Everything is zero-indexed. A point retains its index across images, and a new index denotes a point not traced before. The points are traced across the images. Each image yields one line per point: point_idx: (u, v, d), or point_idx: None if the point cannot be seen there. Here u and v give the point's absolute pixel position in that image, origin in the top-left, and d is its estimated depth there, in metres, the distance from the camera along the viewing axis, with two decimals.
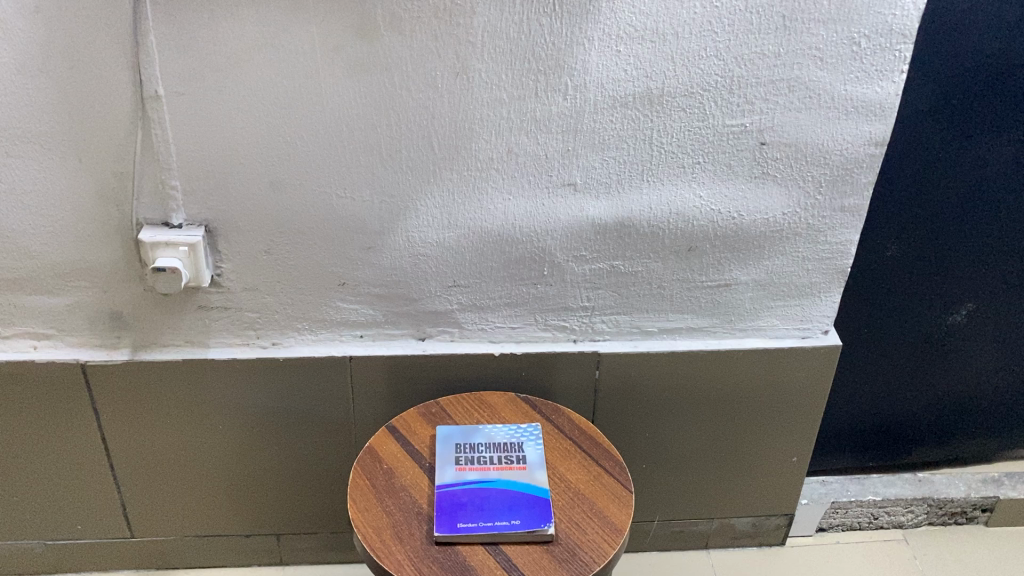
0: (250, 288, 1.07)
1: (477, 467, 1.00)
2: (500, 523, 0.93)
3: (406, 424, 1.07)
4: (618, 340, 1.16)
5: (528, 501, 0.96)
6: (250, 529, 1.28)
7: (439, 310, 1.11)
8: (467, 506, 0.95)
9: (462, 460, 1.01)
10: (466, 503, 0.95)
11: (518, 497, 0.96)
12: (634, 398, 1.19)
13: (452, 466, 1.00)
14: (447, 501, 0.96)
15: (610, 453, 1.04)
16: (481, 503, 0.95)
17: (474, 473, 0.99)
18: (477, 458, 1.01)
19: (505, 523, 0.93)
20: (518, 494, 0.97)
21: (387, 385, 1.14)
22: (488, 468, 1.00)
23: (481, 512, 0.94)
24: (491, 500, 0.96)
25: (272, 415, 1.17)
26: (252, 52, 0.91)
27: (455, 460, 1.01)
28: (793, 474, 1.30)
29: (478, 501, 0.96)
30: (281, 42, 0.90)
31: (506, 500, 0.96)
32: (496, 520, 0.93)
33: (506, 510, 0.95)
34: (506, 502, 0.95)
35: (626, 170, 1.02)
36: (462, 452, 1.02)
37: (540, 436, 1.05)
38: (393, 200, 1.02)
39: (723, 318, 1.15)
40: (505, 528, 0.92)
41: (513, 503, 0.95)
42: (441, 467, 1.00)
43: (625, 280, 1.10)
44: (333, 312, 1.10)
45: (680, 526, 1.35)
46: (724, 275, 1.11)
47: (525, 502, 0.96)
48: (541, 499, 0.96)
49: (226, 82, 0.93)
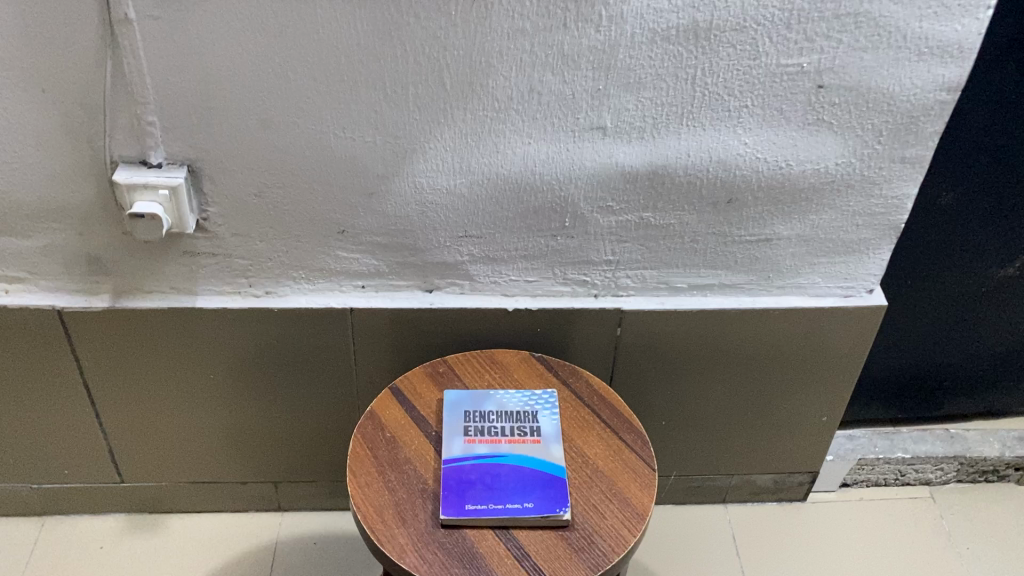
0: (240, 234, 0.97)
1: (488, 439, 0.92)
2: (512, 506, 0.85)
3: (410, 385, 0.98)
4: (643, 297, 1.06)
5: (543, 480, 0.88)
6: (246, 476, 1.22)
7: (448, 262, 1.01)
8: (476, 484, 0.87)
9: (471, 431, 0.92)
10: (475, 482, 0.88)
11: (532, 475, 0.88)
12: (657, 356, 1.10)
13: (459, 438, 0.92)
14: (454, 478, 0.88)
15: (632, 424, 0.96)
16: (492, 481, 0.88)
17: (483, 447, 0.91)
18: (487, 429, 0.93)
19: (517, 506, 0.85)
20: (532, 472, 0.89)
21: (390, 338, 1.05)
22: (500, 441, 0.92)
23: (491, 492, 0.87)
24: (503, 478, 0.88)
25: (268, 364, 1.09)
26: None
27: (463, 431, 0.92)
28: (822, 434, 1.23)
29: (488, 478, 0.88)
30: None
31: (519, 479, 0.88)
32: (507, 502, 0.86)
33: (518, 490, 0.87)
34: (519, 482, 0.88)
35: (663, 112, 0.90)
36: (471, 422, 0.93)
37: (556, 404, 0.96)
38: (398, 142, 0.90)
39: (760, 275, 1.05)
40: (517, 512, 0.85)
41: (526, 483, 0.88)
42: (449, 439, 0.92)
43: (655, 233, 1.00)
44: (331, 261, 1.00)
45: (698, 481, 1.29)
46: (766, 229, 1.01)
47: (539, 482, 0.88)
48: (556, 478, 0.88)
49: (207, 6, 0.80)
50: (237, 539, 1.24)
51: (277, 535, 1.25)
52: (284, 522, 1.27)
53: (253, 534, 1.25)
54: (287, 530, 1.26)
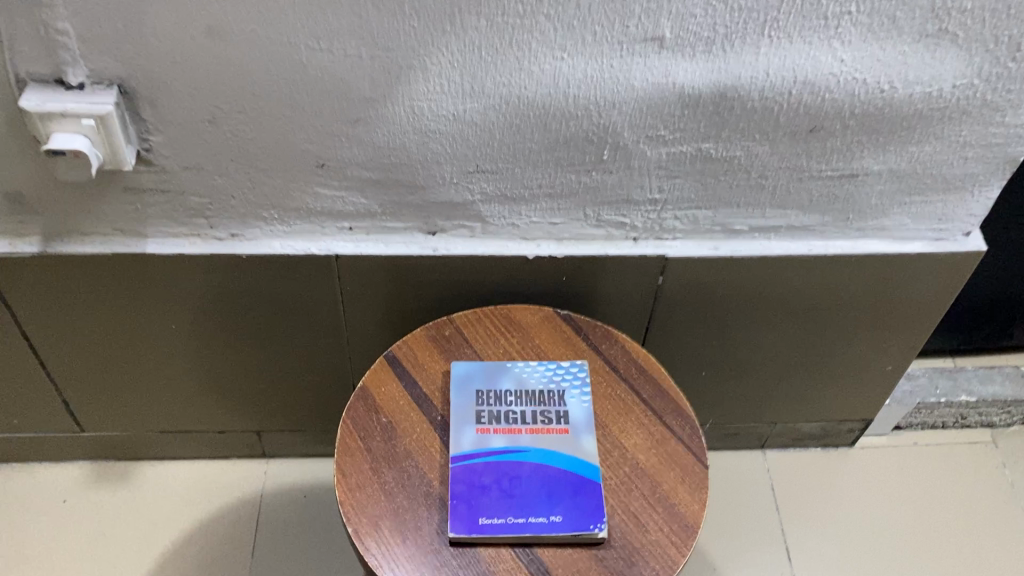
0: (194, 169, 0.77)
1: (505, 430, 0.75)
2: (535, 521, 0.70)
3: (410, 354, 0.81)
4: (692, 241, 0.87)
5: (572, 485, 0.73)
6: (225, 425, 1.07)
7: (455, 201, 0.81)
8: (491, 490, 0.72)
9: (485, 419, 0.76)
10: (490, 487, 0.72)
11: (559, 479, 0.73)
12: (703, 305, 0.93)
13: (471, 428, 0.75)
14: (465, 481, 0.72)
15: (678, 404, 0.79)
16: (511, 487, 0.72)
17: (500, 440, 0.75)
18: (505, 415, 0.76)
19: (541, 521, 0.70)
20: (559, 474, 0.73)
21: (386, 286, 0.88)
22: (520, 432, 0.75)
23: (509, 500, 0.71)
24: (523, 483, 0.72)
25: (240, 312, 0.91)
26: None
27: (474, 418, 0.76)
28: (883, 382, 1.07)
29: (506, 483, 0.72)
30: None
31: (543, 484, 0.73)
32: (529, 516, 0.71)
33: (543, 499, 0.72)
34: (544, 488, 0.72)
35: (739, 19, 0.68)
36: (484, 407, 0.77)
37: (587, 382, 0.79)
38: (391, 56, 0.69)
39: (838, 215, 0.86)
40: (541, 530, 0.70)
41: (553, 490, 0.72)
42: (458, 429, 0.75)
43: (715, 167, 0.80)
44: (310, 200, 0.81)
45: (735, 428, 1.14)
46: (852, 163, 0.80)
47: (568, 489, 0.72)
48: (589, 482, 0.73)
49: None
50: (218, 491, 1.11)
51: (262, 486, 1.11)
52: (270, 470, 1.13)
53: (236, 485, 1.11)
54: (273, 480, 1.12)
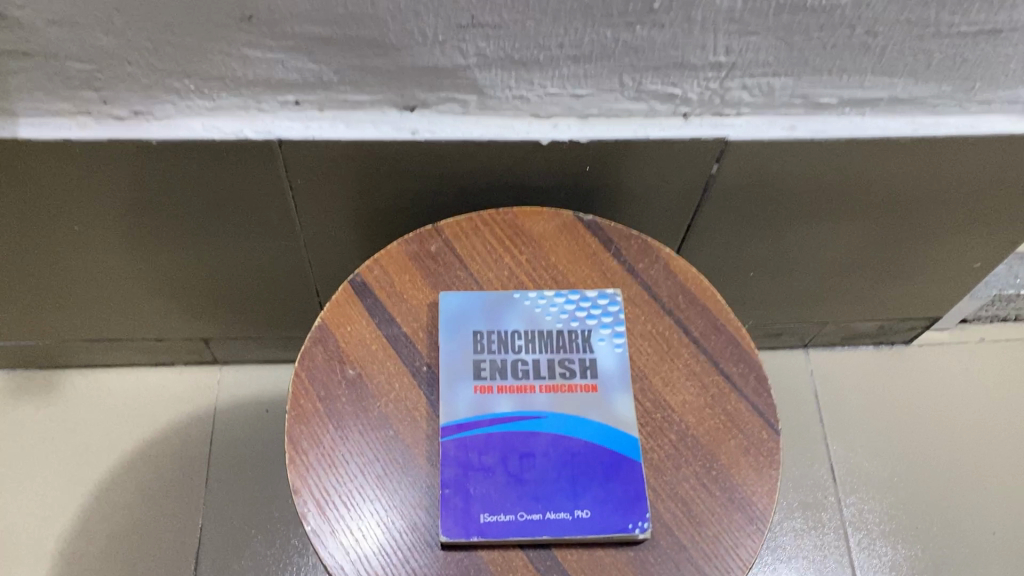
0: (62, 24, 0.53)
1: (513, 388, 0.57)
2: (554, 519, 0.52)
3: (384, 279, 0.61)
4: (759, 118, 0.65)
5: (604, 466, 0.54)
6: (164, 331, 0.88)
7: (443, 67, 0.58)
8: (495, 475, 0.54)
9: (486, 373, 0.57)
10: (493, 471, 0.54)
11: (586, 458, 0.55)
12: (764, 194, 0.72)
13: (467, 387, 0.56)
14: (460, 463, 0.54)
15: (740, 346, 0.60)
16: (522, 470, 0.54)
17: (505, 402, 0.56)
18: (512, 368, 0.57)
19: (562, 519, 0.52)
20: (586, 451, 0.55)
21: (352, 175, 0.67)
22: (532, 392, 0.57)
23: (519, 489, 0.53)
24: (539, 464, 0.54)
25: (163, 209, 0.70)
26: None
27: (472, 372, 0.57)
28: (965, 278, 0.88)
29: (515, 464, 0.54)
30: None
31: (565, 466, 0.54)
32: (546, 511, 0.53)
33: (565, 486, 0.54)
34: (566, 472, 0.54)
35: None
36: (485, 356, 0.58)
37: (621, 321, 0.60)
38: None
39: (961, 83, 0.63)
40: (563, 531, 0.52)
41: (577, 474, 0.54)
42: (449, 387, 0.56)
43: (808, 21, 0.56)
44: (237, 65, 0.57)
45: (779, 326, 0.97)
46: (1002, 17, 0.56)
47: (597, 471, 0.54)
48: (624, 462, 0.55)
49: None
50: (163, 403, 0.93)
51: (216, 399, 0.94)
52: (226, 376, 0.95)
53: (184, 398, 0.94)
54: (230, 391, 0.94)
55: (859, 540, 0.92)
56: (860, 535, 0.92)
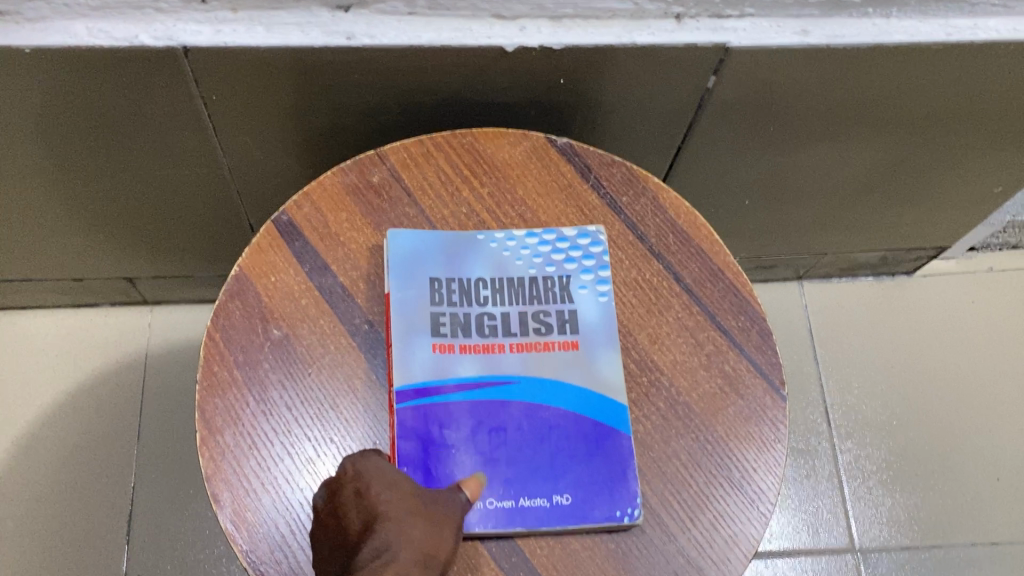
0: None
1: (479, 349, 0.47)
2: (530, 507, 0.44)
3: (315, 218, 0.50)
4: (766, 20, 0.55)
5: (588, 442, 0.46)
6: (81, 270, 0.78)
7: None
8: (459, 454, 0.45)
9: (446, 329, 0.47)
10: (456, 448, 0.45)
11: (567, 433, 0.46)
12: (765, 111, 0.62)
13: (424, 346, 0.47)
14: (416, 439, 0.45)
15: (740, 295, 0.51)
16: (490, 448, 0.45)
17: (469, 364, 0.47)
18: (477, 324, 0.48)
19: (540, 508, 0.44)
20: (566, 424, 0.46)
21: (278, 89, 0.56)
22: (501, 352, 0.47)
23: (487, 471, 0.45)
24: (510, 440, 0.45)
25: (55, 133, 0.58)
26: None
27: (429, 328, 0.47)
28: (982, 204, 0.79)
29: (483, 439, 0.45)
30: None
31: (542, 442, 0.46)
32: (519, 497, 0.44)
33: (542, 467, 0.45)
34: (543, 449, 0.45)
35: None
36: (445, 309, 0.48)
37: (605, 265, 0.50)
38: None
39: None
40: (539, 522, 0.44)
41: (556, 452, 0.45)
42: (402, 345, 0.47)
43: None
44: None
45: (773, 258, 0.89)
46: None
47: (580, 448, 0.46)
48: (611, 436, 0.46)
49: None
50: (88, 348, 0.83)
51: (147, 345, 0.84)
52: (157, 318, 0.85)
53: (110, 343, 0.84)
54: (162, 335, 0.84)
55: (854, 489, 0.85)
56: (856, 483, 0.85)
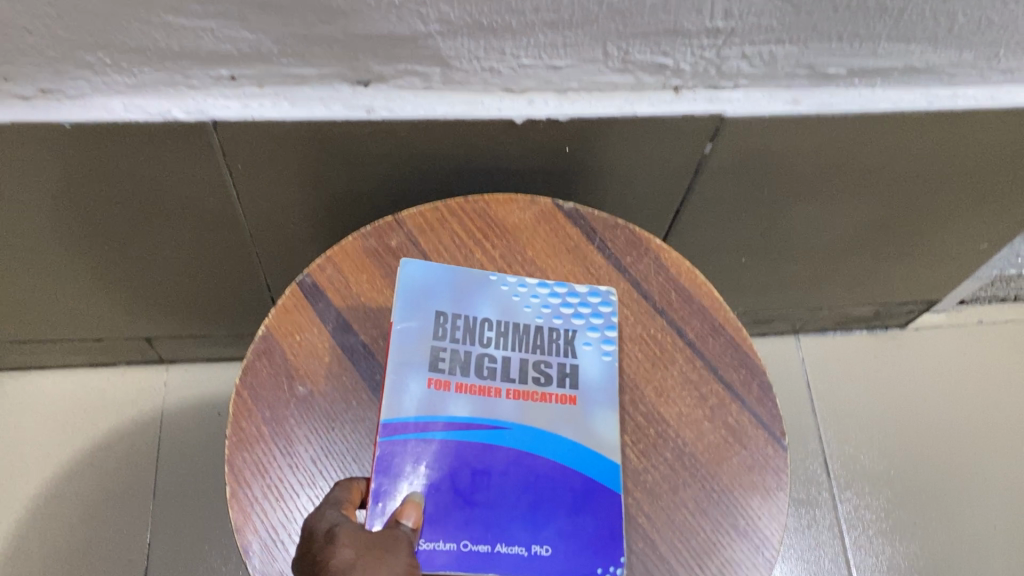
0: None
1: (475, 390, 0.48)
2: (506, 553, 0.45)
3: (337, 280, 0.53)
4: (759, 91, 0.58)
5: (572, 496, 0.47)
6: (102, 331, 0.80)
7: (400, 37, 0.50)
8: (440, 493, 0.45)
9: (445, 365, 0.48)
10: (439, 487, 0.45)
11: (553, 486, 0.47)
12: (759, 175, 0.66)
13: (420, 380, 0.47)
14: (400, 473, 0.45)
15: (740, 350, 0.54)
16: (473, 491, 0.46)
17: (463, 404, 0.47)
18: (477, 363, 0.49)
19: (515, 556, 0.45)
20: (553, 476, 0.47)
21: (299, 159, 0.59)
22: (497, 396, 0.48)
23: (468, 514, 0.45)
24: (495, 485, 0.46)
25: (84, 200, 0.61)
26: None
27: (428, 362, 0.48)
28: (969, 260, 0.83)
29: (467, 481, 0.46)
30: None
31: (527, 491, 0.46)
32: (497, 543, 0.45)
33: (522, 515, 0.46)
34: (527, 498, 0.46)
35: None
36: (446, 343, 0.49)
37: (613, 326, 0.52)
38: None
39: (983, 50, 0.56)
40: (515, 569, 0.44)
41: (540, 503, 0.46)
42: (399, 374, 0.47)
43: None
44: (158, 36, 0.49)
45: (770, 312, 0.91)
46: None
47: (566, 501, 0.47)
48: (600, 492, 0.47)
49: None
50: (105, 407, 0.85)
51: (162, 403, 0.86)
52: (173, 377, 0.87)
53: (127, 402, 0.86)
54: (177, 394, 0.87)
55: (855, 539, 0.86)
56: (857, 532, 0.87)
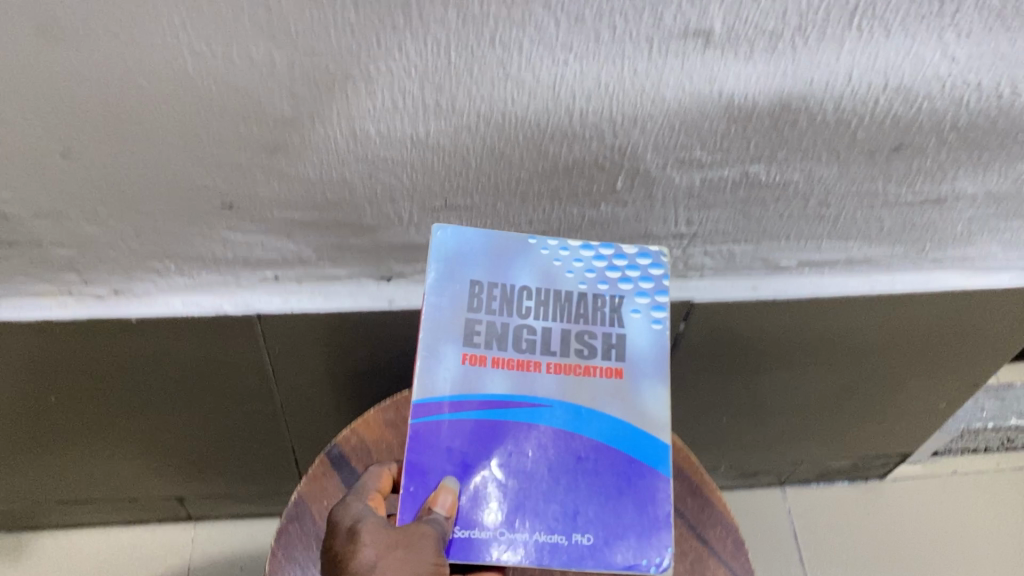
0: (49, 214, 0.55)
1: (512, 364, 0.51)
2: (546, 540, 0.49)
3: (361, 449, 0.61)
4: (723, 281, 0.68)
5: (612, 479, 0.50)
6: (139, 492, 0.88)
7: (418, 243, 0.61)
8: (478, 475, 0.50)
9: (480, 339, 0.51)
10: (475, 469, 0.50)
11: (592, 468, 0.50)
12: (730, 348, 0.75)
13: (454, 354, 0.50)
14: (437, 454, 0.49)
15: (716, 510, 0.61)
16: (511, 475, 0.50)
17: (499, 381, 0.51)
18: (515, 336, 0.51)
19: (556, 541, 0.49)
20: (595, 456, 0.51)
21: (328, 343, 0.68)
22: (535, 370, 0.51)
23: (509, 501, 0.50)
24: (535, 468, 0.50)
25: (139, 379, 0.70)
26: None
27: (462, 337, 0.51)
28: (933, 417, 0.90)
29: (505, 465, 0.50)
30: None
31: (569, 473, 0.50)
32: (537, 530, 0.49)
33: (561, 494, 0.50)
34: (567, 482, 0.50)
35: (819, 4, 0.47)
36: (482, 316, 0.51)
37: (663, 290, 0.53)
38: (315, 61, 0.47)
39: (912, 244, 0.67)
40: (555, 553, 0.49)
41: (579, 481, 0.50)
42: (430, 359, 0.50)
43: (763, 195, 0.60)
44: (219, 247, 0.60)
45: (756, 467, 0.98)
46: (943, 185, 0.61)
47: (608, 485, 0.50)
48: (643, 474, 0.51)
49: None
50: (135, 564, 0.91)
51: (189, 559, 0.92)
52: (199, 535, 0.94)
53: (156, 559, 0.92)
54: (203, 550, 0.93)
55: None
56: None
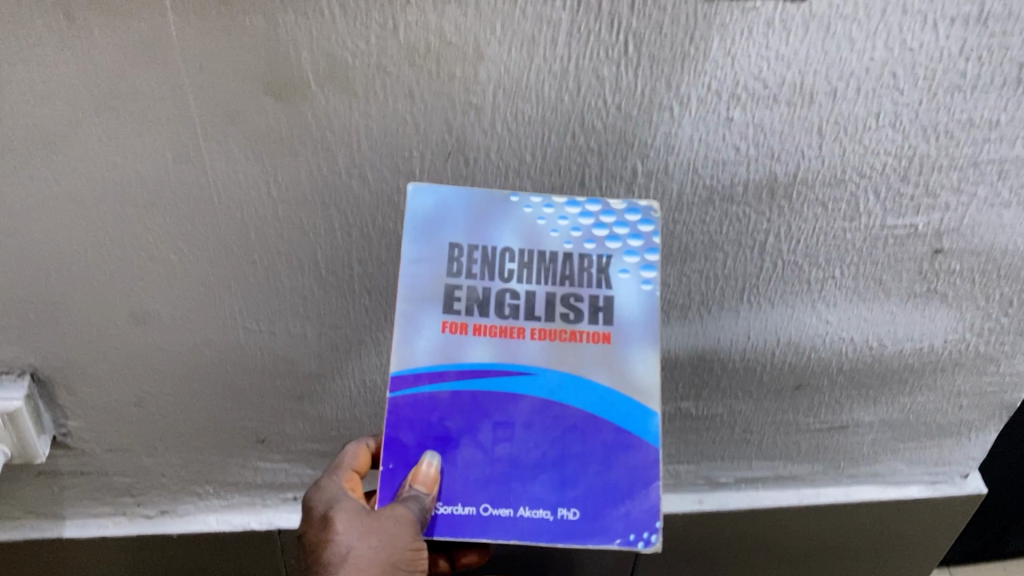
0: (119, 449, 0.69)
1: (496, 331, 0.48)
2: (529, 515, 0.47)
3: None
4: (673, 496, 0.81)
5: (597, 451, 0.48)
6: None
7: None
8: (462, 449, 0.48)
9: (460, 305, 0.48)
10: (458, 443, 0.48)
11: (578, 438, 0.48)
12: (686, 555, 0.86)
13: (434, 322, 0.48)
14: (418, 426, 0.48)
15: None
16: (495, 444, 0.48)
17: (482, 350, 0.48)
18: (498, 302, 0.48)
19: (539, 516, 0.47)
20: (582, 427, 0.48)
21: None
22: (521, 338, 0.48)
23: (493, 478, 0.48)
24: (521, 435, 0.48)
25: None
26: (78, 135, 0.48)
27: (443, 303, 0.48)
28: None
29: (489, 436, 0.48)
30: (127, 121, 0.48)
31: (555, 442, 0.48)
32: (520, 506, 0.47)
33: (550, 467, 0.48)
34: (554, 453, 0.48)
35: (715, 286, 0.63)
36: (462, 280, 0.49)
37: (653, 248, 0.49)
38: (337, 332, 0.62)
39: (829, 463, 0.79)
40: (537, 530, 0.47)
41: (565, 455, 0.48)
42: (405, 332, 0.48)
43: (696, 425, 0.74)
44: (251, 473, 0.73)
45: None
46: (841, 416, 0.75)
47: (596, 454, 0.48)
48: (631, 446, 0.48)
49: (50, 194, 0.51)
50: None
51: None
52: None
53: None
54: None
55: None
56: None
